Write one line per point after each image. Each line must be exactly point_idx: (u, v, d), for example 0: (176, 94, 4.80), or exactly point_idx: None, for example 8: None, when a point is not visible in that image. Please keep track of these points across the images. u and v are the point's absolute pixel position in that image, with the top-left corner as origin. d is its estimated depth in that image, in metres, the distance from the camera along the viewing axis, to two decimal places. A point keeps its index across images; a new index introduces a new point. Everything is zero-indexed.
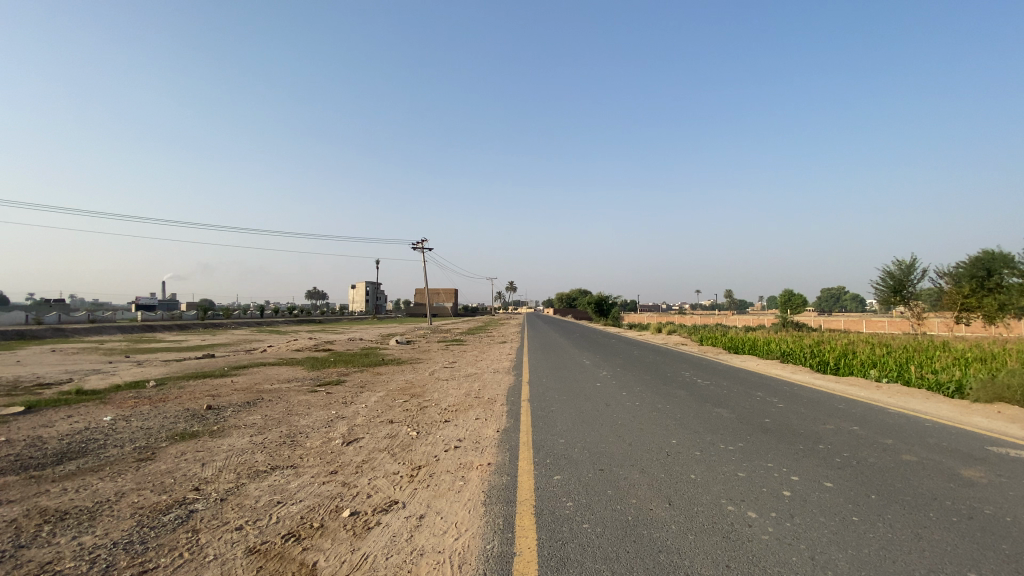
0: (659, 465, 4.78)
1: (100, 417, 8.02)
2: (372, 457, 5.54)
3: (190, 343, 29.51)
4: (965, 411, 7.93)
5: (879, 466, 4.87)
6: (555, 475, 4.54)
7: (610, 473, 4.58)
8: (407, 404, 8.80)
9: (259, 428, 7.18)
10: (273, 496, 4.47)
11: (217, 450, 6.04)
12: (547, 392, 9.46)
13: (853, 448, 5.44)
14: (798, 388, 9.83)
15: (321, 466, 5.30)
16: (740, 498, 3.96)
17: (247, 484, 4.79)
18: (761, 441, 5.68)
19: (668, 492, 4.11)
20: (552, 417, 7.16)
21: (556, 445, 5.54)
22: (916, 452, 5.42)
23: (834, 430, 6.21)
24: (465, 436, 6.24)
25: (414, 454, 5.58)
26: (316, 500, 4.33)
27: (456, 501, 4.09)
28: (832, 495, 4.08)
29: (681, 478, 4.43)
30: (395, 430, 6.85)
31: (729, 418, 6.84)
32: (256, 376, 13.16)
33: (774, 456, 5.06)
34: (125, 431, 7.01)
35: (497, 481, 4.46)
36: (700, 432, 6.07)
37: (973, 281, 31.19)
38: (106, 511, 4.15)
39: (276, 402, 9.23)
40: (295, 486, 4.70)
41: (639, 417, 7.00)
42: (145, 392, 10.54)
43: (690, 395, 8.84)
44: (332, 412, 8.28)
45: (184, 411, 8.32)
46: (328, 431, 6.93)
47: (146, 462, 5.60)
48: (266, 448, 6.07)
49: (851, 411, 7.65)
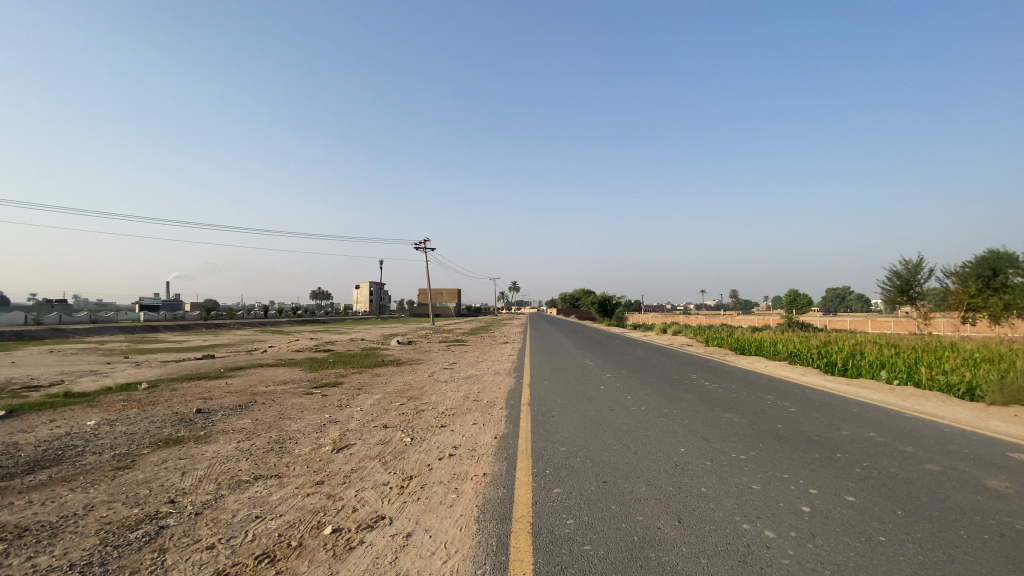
0: (667, 477, 4.46)
1: (84, 421, 7.78)
2: (362, 465, 5.25)
3: (190, 343, 29.45)
4: (982, 415, 7.54)
5: (902, 477, 4.47)
6: (554, 488, 4.24)
7: (615, 486, 4.27)
8: (404, 407, 8.51)
9: (248, 433, 6.90)
10: (252, 509, 4.19)
11: (200, 458, 5.77)
12: (549, 396, 9.16)
13: (872, 457, 5.06)
14: (809, 390, 9.43)
15: (308, 475, 5.01)
16: (756, 515, 3.63)
17: (226, 496, 4.52)
18: (775, 449, 5.34)
19: (677, 507, 3.80)
20: (553, 422, 6.86)
21: (558, 455, 5.24)
22: (939, 460, 5.02)
23: (851, 438, 5.84)
24: (462, 443, 5.92)
25: (407, 462, 5.28)
26: (297, 515, 4.03)
27: (447, 517, 3.79)
28: (855, 511, 3.70)
29: (690, 491, 4.11)
30: (389, 435, 6.54)
31: (739, 424, 6.49)
32: (251, 377, 12.88)
33: (789, 467, 4.72)
34: (107, 436, 6.76)
35: (492, 494, 4.15)
36: (709, 439, 5.74)
37: (979, 281, 30.45)
38: (71, 527, 3.96)
39: (269, 405, 8.96)
40: (277, 498, 4.41)
41: (645, 423, 6.69)
42: (135, 394, 10.32)
43: (698, 399, 8.50)
44: (325, 415, 8.00)
45: (172, 415, 8.07)
46: (319, 436, 6.64)
47: (124, 470, 5.35)
48: (253, 455, 5.80)
49: (866, 415, 7.26)
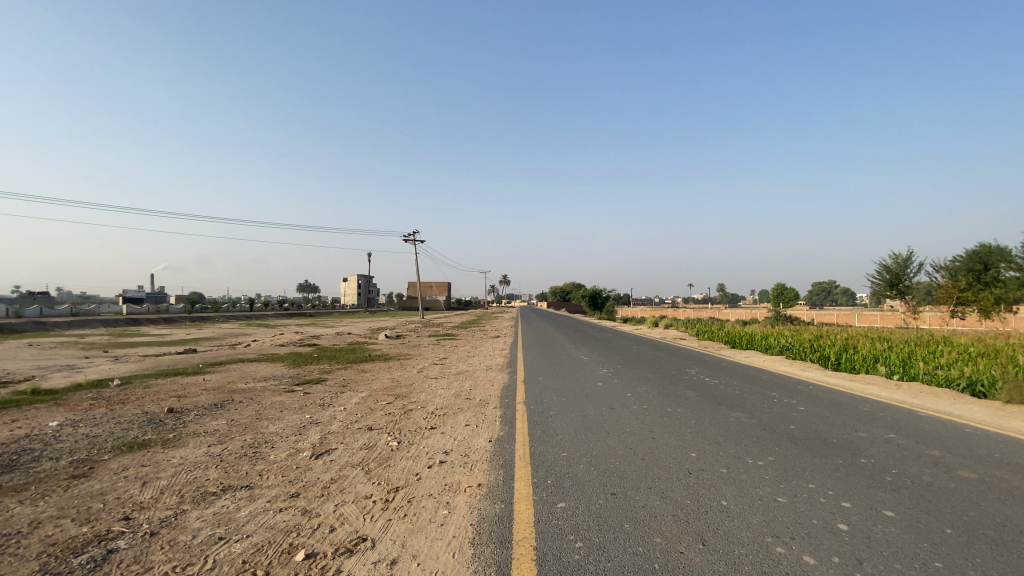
0: (682, 487, 4.03)
1: (46, 422, 7.15)
2: (343, 475, 4.74)
3: (170, 338, 28.30)
4: (1000, 414, 7.23)
5: (938, 488, 4.12)
6: (558, 502, 3.78)
7: (624, 499, 3.82)
8: (390, 407, 7.98)
9: (221, 436, 6.35)
10: (215, 529, 3.66)
11: (166, 465, 5.21)
12: (544, 394, 8.69)
13: (900, 464, 4.70)
14: (815, 387, 9.08)
15: (282, 486, 4.49)
16: (789, 535, 3.22)
17: (189, 512, 3.98)
18: (793, 453, 4.95)
19: (697, 525, 3.37)
20: (550, 423, 6.40)
21: (558, 461, 4.78)
22: (974, 467, 4.66)
23: (871, 440, 5.51)
24: (454, 448, 5.44)
25: (392, 471, 4.78)
26: (266, 536, 3.52)
27: (438, 539, 3.32)
28: (898, 530, 3.33)
29: (709, 505, 3.67)
30: (373, 439, 6.03)
31: (750, 425, 6.06)
32: (230, 374, 12.19)
33: (813, 475, 4.33)
34: (68, 439, 6.17)
35: (488, 511, 3.68)
36: (721, 442, 5.33)
37: (970, 275, 30.59)
38: (8, 549, 3.41)
39: (247, 405, 8.37)
40: (245, 515, 3.89)
41: (649, 425, 6.25)
42: (105, 392, 9.63)
43: (701, 396, 8.10)
44: (305, 416, 7.47)
45: (141, 416, 7.45)
46: (297, 440, 6.11)
47: (79, 479, 4.77)
48: (223, 462, 5.26)
49: (880, 414, 6.92)
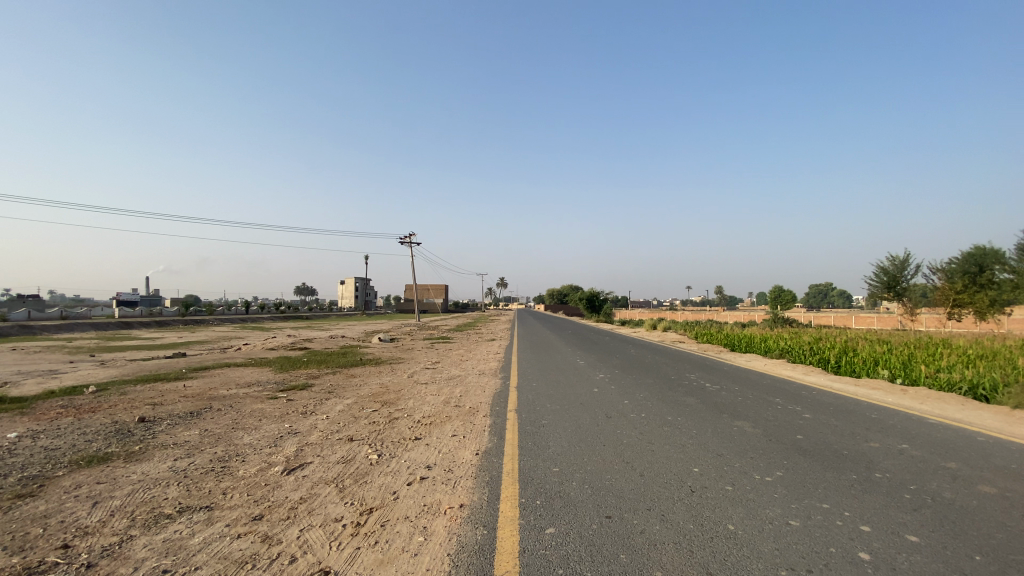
0: (683, 509, 3.66)
1: (5, 433, 6.70)
2: (314, 494, 4.34)
3: (161, 341, 27.77)
4: (1010, 420, 6.91)
5: (960, 505, 3.77)
6: (548, 527, 3.40)
7: (621, 523, 3.45)
8: (375, 416, 7.56)
9: (190, 448, 5.93)
10: (161, 561, 3.25)
11: (124, 482, 4.78)
12: (537, 401, 8.30)
13: (917, 478, 4.34)
14: (818, 393, 8.74)
15: (245, 507, 4.09)
16: (805, 567, 2.84)
17: (136, 538, 3.56)
18: (803, 467, 4.58)
19: (703, 554, 3.00)
20: (543, 435, 6.01)
21: (550, 479, 4.39)
22: (994, 481, 4.30)
23: (883, 451, 5.15)
24: (437, 462, 5.06)
25: (368, 489, 4.39)
26: (216, 568, 3.12)
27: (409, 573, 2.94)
28: (924, 559, 2.97)
29: (714, 531, 3.30)
30: (352, 452, 5.63)
31: (755, 436, 5.70)
32: (213, 380, 11.73)
33: (827, 492, 3.97)
34: (23, 453, 5.72)
35: (468, 538, 3.31)
36: (725, 456, 4.95)
37: (965, 277, 30.10)
38: None
39: (224, 413, 7.94)
40: (198, 543, 3.47)
41: (648, 435, 5.87)
42: (77, 400, 9.15)
43: (701, 404, 7.73)
44: (284, 425, 7.06)
45: (109, 426, 7.01)
46: (271, 452, 5.71)
47: (22, 500, 4.32)
48: (187, 478, 4.85)
49: (890, 422, 6.56)
